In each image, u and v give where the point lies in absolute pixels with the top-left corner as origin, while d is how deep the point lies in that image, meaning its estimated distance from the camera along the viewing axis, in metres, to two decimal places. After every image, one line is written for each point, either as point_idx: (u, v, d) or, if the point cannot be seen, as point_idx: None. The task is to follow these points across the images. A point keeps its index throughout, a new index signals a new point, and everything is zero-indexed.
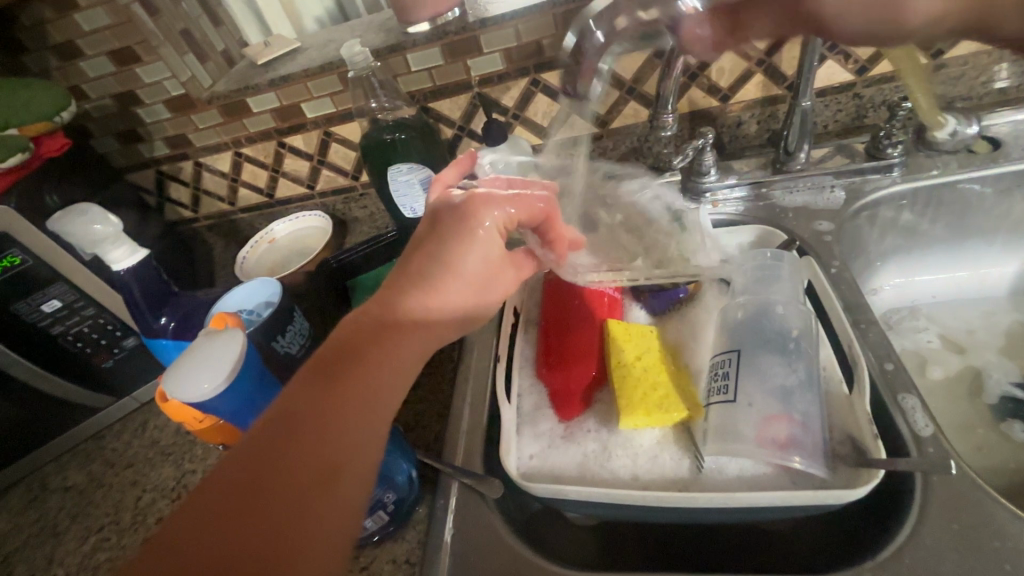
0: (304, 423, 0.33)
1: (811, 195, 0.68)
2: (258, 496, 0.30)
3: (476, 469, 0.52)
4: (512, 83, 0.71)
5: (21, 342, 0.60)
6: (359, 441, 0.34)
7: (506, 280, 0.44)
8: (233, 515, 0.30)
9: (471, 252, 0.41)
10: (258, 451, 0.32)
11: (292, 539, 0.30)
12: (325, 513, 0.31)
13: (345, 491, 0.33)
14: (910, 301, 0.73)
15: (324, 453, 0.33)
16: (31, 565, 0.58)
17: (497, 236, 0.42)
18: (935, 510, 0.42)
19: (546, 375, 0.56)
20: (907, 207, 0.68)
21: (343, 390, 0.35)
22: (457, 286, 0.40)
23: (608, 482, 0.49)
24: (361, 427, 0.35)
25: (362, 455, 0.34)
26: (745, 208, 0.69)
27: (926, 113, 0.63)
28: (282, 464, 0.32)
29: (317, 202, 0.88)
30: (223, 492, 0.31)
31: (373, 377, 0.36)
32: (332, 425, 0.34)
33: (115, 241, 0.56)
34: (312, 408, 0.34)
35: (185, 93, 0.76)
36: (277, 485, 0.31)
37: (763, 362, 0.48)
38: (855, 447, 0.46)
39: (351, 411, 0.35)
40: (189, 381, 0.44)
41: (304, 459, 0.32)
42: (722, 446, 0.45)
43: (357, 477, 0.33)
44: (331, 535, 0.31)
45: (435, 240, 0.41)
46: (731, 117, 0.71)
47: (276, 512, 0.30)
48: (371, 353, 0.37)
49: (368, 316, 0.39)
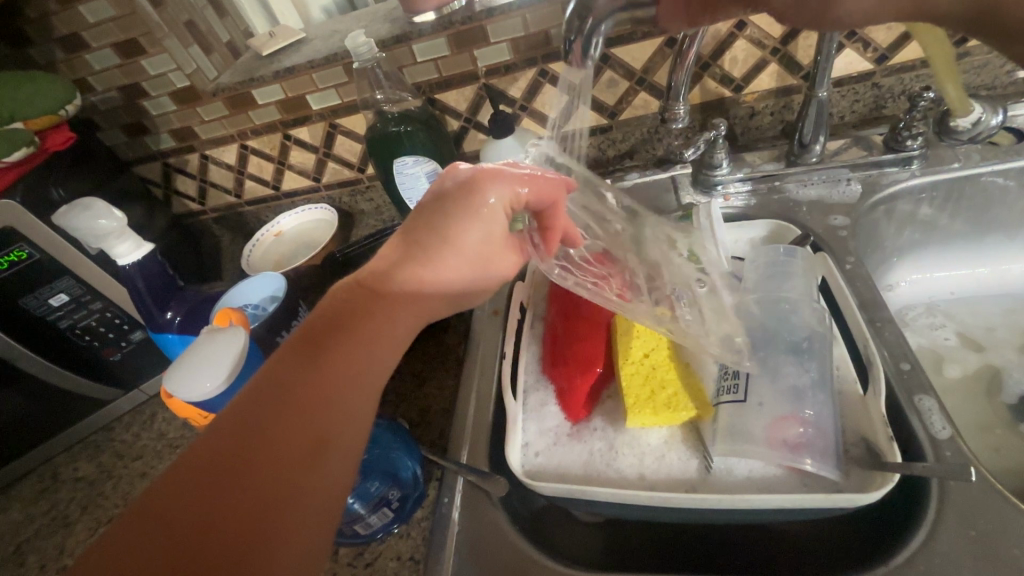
0: (292, 397, 0.34)
1: (825, 189, 0.67)
2: (246, 466, 0.31)
3: (481, 467, 0.52)
4: (519, 75, 0.70)
5: (30, 336, 0.60)
6: (348, 416, 0.35)
7: (506, 264, 0.45)
8: (221, 485, 0.30)
9: (473, 229, 0.40)
10: (245, 422, 0.33)
11: (279, 508, 0.31)
12: (310, 485, 0.32)
13: (332, 465, 0.33)
14: (926, 298, 0.71)
15: (312, 427, 0.33)
16: (42, 555, 0.58)
17: (502, 215, 0.41)
18: (951, 516, 0.41)
19: (552, 373, 0.56)
20: (926, 201, 0.66)
21: (333, 363, 0.36)
22: (457, 262, 0.41)
23: (615, 482, 0.48)
24: (349, 402, 0.35)
25: (350, 429, 0.35)
26: (757, 202, 0.67)
27: (956, 102, 0.56)
28: (269, 437, 0.32)
29: (323, 195, 0.88)
30: (212, 461, 0.31)
31: (364, 352, 0.37)
32: (321, 399, 0.34)
33: (120, 236, 0.56)
34: (301, 382, 0.34)
35: (191, 85, 0.75)
36: (265, 457, 0.32)
37: (775, 362, 0.48)
38: (869, 450, 0.45)
39: (339, 387, 0.35)
40: (191, 382, 0.44)
41: (292, 432, 0.33)
42: (731, 447, 0.45)
43: (345, 451, 0.34)
44: (318, 506, 0.32)
45: (437, 214, 0.40)
46: (744, 108, 0.70)
47: (263, 483, 0.31)
48: (364, 327, 0.37)
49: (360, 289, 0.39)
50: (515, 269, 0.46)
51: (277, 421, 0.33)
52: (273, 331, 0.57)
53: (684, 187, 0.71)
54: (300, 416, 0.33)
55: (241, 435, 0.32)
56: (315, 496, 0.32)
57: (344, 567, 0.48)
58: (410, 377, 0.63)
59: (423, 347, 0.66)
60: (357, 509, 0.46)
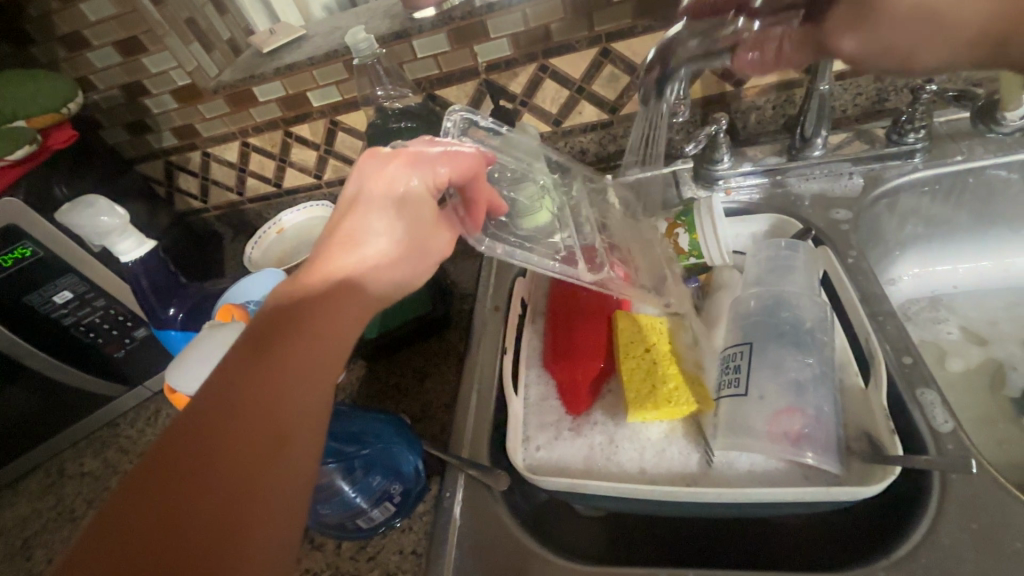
0: (246, 393, 0.33)
1: (827, 182, 0.66)
2: (205, 467, 0.30)
3: (483, 461, 0.52)
4: (520, 70, 0.70)
5: (35, 333, 0.61)
6: (305, 411, 0.34)
7: (443, 242, 0.46)
8: (181, 493, 0.29)
9: (402, 215, 0.42)
10: (199, 427, 0.32)
11: (248, 506, 0.30)
12: (274, 483, 0.32)
13: (295, 461, 0.33)
14: (930, 292, 0.71)
15: (269, 423, 0.33)
16: (50, 549, 0.59)
17: (428, 202, 0.44)
18: (953, 509, 0.41)
19: (553, 367, 0.56)
20: (930, 194, 0.65)
21: (283, 358, 0.35)
22: (398, 258, 0.42)
23: (615, 476, 0.48)
24: (306, 395, 0.35)
25: (312, 420, 0.35)
26: (760, 196, 0.67)
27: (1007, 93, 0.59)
28: (226, 438, 0.31)
29: (324, 192, 0.88)
30: (164, 472, 0.30)
31: (316, 347, 0.36)
32: (276, 394, 0.34)
33: (123, 233, 0.57)
34: (253, 381, 0.34)
35: (192, 83, 0.76)
36: (223, 459, 0.31)
37: (777, 355, 0.47)
38: (871, 443, 0.44)
39: (292, 381, 0.34)
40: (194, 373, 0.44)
41: (251, 432, 0.32)
42: (732, 441, 0.45)
43: (309, 443, 0.34)
44: (286, 503, 0.32)
45: (366, 208, 0.42)
46: (746, 103, 0.69)
47: (227, 482, 0.30)
48: (307, 320, 0.37)
49: (301, 287, 0.38)
50: (449, 249, 0.47)
51: (233, 420, 0.32)
52: None
53: (686, 181, 0.70)
54: (255, 414, 0.33)
55: (195, 439, 0.31)
56: (283, 490, 0.32)
57: (347, 560, 0.49)
58: (411, 372, 0.64)
59: (424, 342, 0.67)
60: (358, 503, 0.47)
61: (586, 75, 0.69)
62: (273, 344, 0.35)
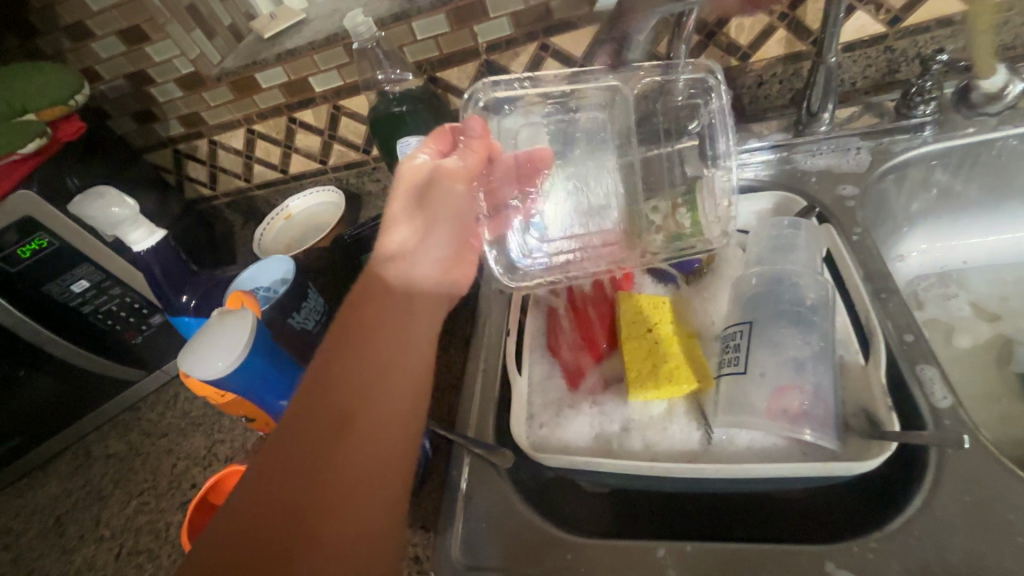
0: (318, 385, 0.39)
1: (834, 158, 0.65)
2: (285, 455, 0.36)
3: (488, 440, 0.53)
4: (521, 49, 0.69)
5: (56, 321, 0.63)
6: (367, 393, 0.39)
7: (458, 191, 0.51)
8: (271, 473, 0.36)
9: (406, 195, 0.50)
10: (286, 419, 0.38)
11: (319, 482, 0.35)
12: (341, 459, 0.36)
13: (358, 439, 0.37)
14: (939, 267, 0.70)
15: (331, 412, 0.38)
16: (81, 526, 0.63)
17: (408, 191, 0.50)
18: (948, 483, 0.41)
19: (556, 348, 0.57)
20: (939, 167, 0.64)
21: (346, 348, 0.41)
22: (405, 263, 0.48)
23: (616, 453, 0.50)
24: (365, 384, 0.39)
25: (378, 402, 0.39)
26: (764, 173, 0.66)
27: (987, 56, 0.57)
28: (304, 422, 0.37)
29: (330, 177, 0.88)
30: (264, 458, 0.37)
31: (374, 336, 0.42)
32: (334, 386, 0.39)
33: (133, 223, 0.57)
34: (324, 373, 0.40)
35: (195, 71, 0.76)
36: (302, 440, 0.37)
37: (777, 333, 0.48)
38: (869, 419, 0.45)
39: (353, 367, 0.40)
40: (205, 360, 0.45)
41: (320, 416, 0.38)
42: (732, 418, 0.46)
43: (373, 425, 0.38)
44: (353, 476, 0.36)
45: (398, 213, 0.49)
46: (752, 77, 0.68)
47: (305, 459, 0.36)
48: (368, 315, 0.43)
49: (365, 285, 0.45)
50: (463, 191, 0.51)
51: (303, 411, 0.38)
52: (283, 313, 0.59)
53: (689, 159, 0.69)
54: (323, 400, 0.38)
55: (282, 428, 0.38)
56: (355, 467, 0.36)
57: None
58: None
59: None
60: None
61: (588, 53, 0.69)
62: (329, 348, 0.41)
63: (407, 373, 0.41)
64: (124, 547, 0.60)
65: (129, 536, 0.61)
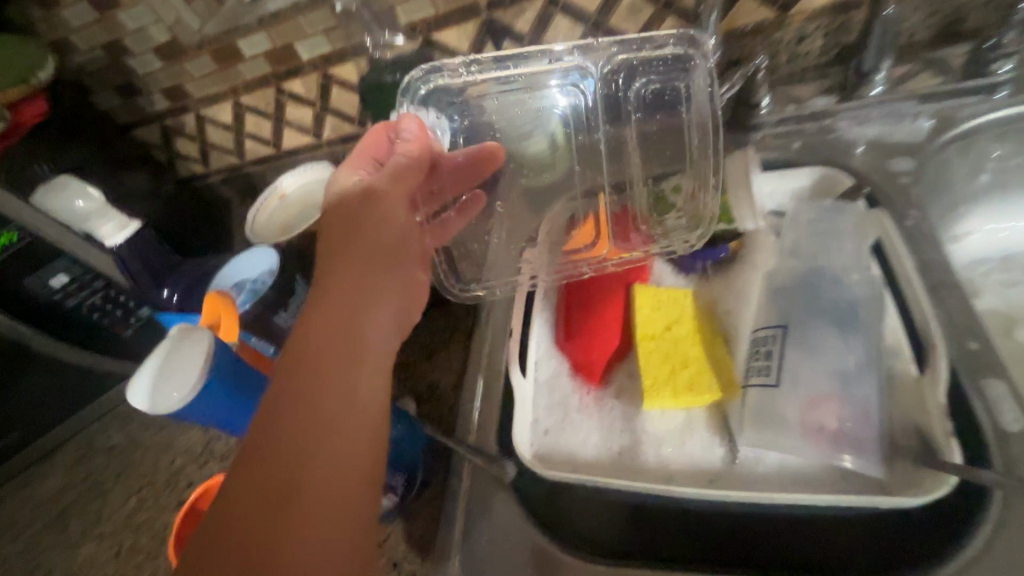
0: (273, 421, 0.34)
1: (886, 126, 0.57)
2: (218, 537, 0.31)
3: (489, 449, 0.48)
4: (527, 5, 0.60)
5: (40, 318, 0.59)
6: (329, 430, 0.34)
7: (393, 216, 0.42)
8: (227, 534, 0.31)
9: (346, 203, 0.42)
10: (240, 465, 0.33)
11: (280, 542, 0.31)
12: (302, 513, 0.31)
13: (321, 486, 0.32)
14: (1002, 250, 0.61)
15: (269, 478, 0.32)
16: (83, 521, 0.62)
17: (338, 207, 0.42)
18: (1015, 518, 0.36)
19: (565, 347, 0.52)
20: (1014, 136, 0.55)
21: (303, 376, 0.35)
22: (362, 268, 0.39)
23: (630, 470, 0.46)
24: (311, 437, 0.33)
25: (343, 439, 0.34)
26: (803, 144, 0.58)
27: None
28: (260, 469, 0.32)
29: (325, 151, 0.82)
30: (217, 515, 0.32)
31: (334, 358, 0.36)
32: (274, 445, 0.33)
33: (102, 216, 0.60)
34: (278, 407, 0.34)
35: (173, 39, 0.70)
36: (258, 493, 0.32)
37: (816, 338, 0.42)
38: (921, 441, 0.39)
39: (313, 398, 0.34)
40: (162, 394, 0.39)
41: (277, 461, 0.32)
42: (761, 435, 0.41)
43: (328, 476, 0.33)
44: (319, 530, 0.31)
45: (340, 219, 0.41)
46: (792, 30, 0.56)
47: (264, 515, 0.31)
48: (325, 334, 0.36)
49: (321, 294, 0.38)
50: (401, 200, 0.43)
51: (257, 457, 0.33)
52: (269, 308, 0.56)
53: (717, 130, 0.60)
54: (280, 441, 0.33)
55: (237, 476, 0.33)
56: (319, 520, 0.32)
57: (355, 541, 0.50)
58: (416, 348, 0.61)
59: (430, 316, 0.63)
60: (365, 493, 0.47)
61: (604, 7, 0.59)
62: (268, 397, 0.35)
63: (356, 420, 0.35)
64: (123, 546, 0.59)
65: (128, 534, 0.60)
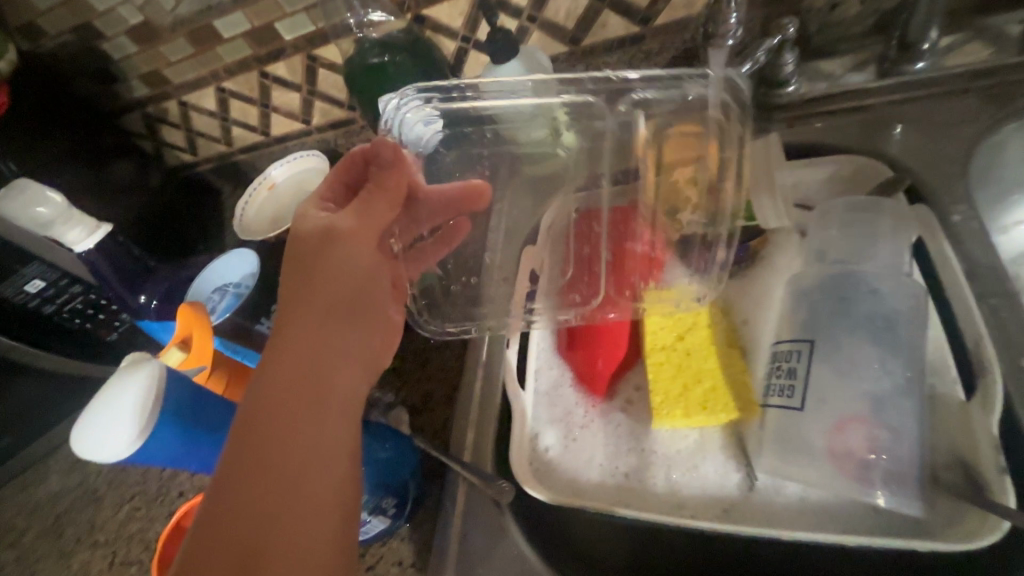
0: (234, 482, 0.31)
1: (929, 103, 0.51)
2: None
3: (488, 467, 0.45)
4: None
5: (15, 322, 0.57)
6: (296, 490, 0.32)
7: (361, 253, 0.37)
8: None
9: (309, 241, 0.37)
10: (201, 529, 0.31)
11: None
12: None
13: (288, 552, 0.31)
14: None
15: (233, 545, 0.30)
16: (77, 529, 0.60)
17: (301, 247, 0.37)
18: None
19: (567, 356, 0.48)
20: None
21: (265, 432, 0.32)
22: (328, 308, 0.36)
23: (638, 495, 0.42)
24: (275, 501, 0.31)
25: (311, 498, 0.32)
26: (832, 126, 0.52)
27: None
28: (222, 534, 0.30)
29: (316, 138, 0.78)
30: None
31: (300, 409, 0.33)
32: (237, 508, 0.31)
33: (66, 221, 0.56)
34: (239, 466, 0.32)
35: (145, 21, 0.65)
36: (221, 559, 0.30)
37: (847, 354, 0.37)
38: (967, 476, 0.35)
39: (276, 457, 0.32)
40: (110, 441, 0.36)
41: (241, 526, 0.30)
42: (780, 462, 0.38)
43: (296, 539, 0.31)
44: None
45: (304, 257, 0.37)
46: None
47: None
48: (289, 383, 0.34)
49: (283, 339, 0.35)
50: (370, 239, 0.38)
51: (219, 521, 0.31)
52: (251, 316, 0.53)
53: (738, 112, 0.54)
54: (243, 504, 0.31)
55: (197, 541, 0.30)
56: None
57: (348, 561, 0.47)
58: (412, 354, 0.57)
59: None
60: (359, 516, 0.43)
61: None
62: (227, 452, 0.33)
63: (324, 477, 0.33)
64: (117, 555, 0.58)
65: (122, 544, 0.58)
